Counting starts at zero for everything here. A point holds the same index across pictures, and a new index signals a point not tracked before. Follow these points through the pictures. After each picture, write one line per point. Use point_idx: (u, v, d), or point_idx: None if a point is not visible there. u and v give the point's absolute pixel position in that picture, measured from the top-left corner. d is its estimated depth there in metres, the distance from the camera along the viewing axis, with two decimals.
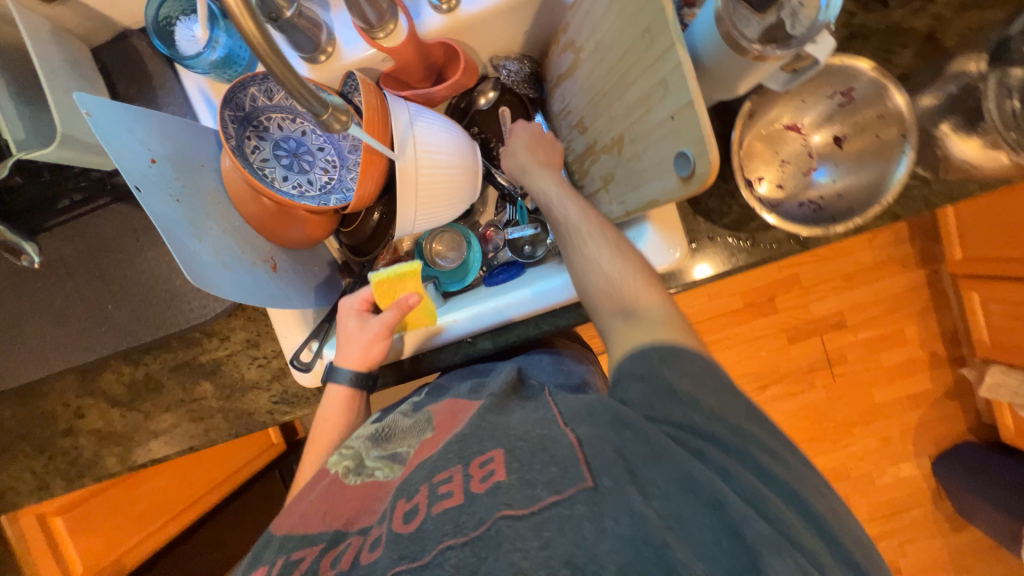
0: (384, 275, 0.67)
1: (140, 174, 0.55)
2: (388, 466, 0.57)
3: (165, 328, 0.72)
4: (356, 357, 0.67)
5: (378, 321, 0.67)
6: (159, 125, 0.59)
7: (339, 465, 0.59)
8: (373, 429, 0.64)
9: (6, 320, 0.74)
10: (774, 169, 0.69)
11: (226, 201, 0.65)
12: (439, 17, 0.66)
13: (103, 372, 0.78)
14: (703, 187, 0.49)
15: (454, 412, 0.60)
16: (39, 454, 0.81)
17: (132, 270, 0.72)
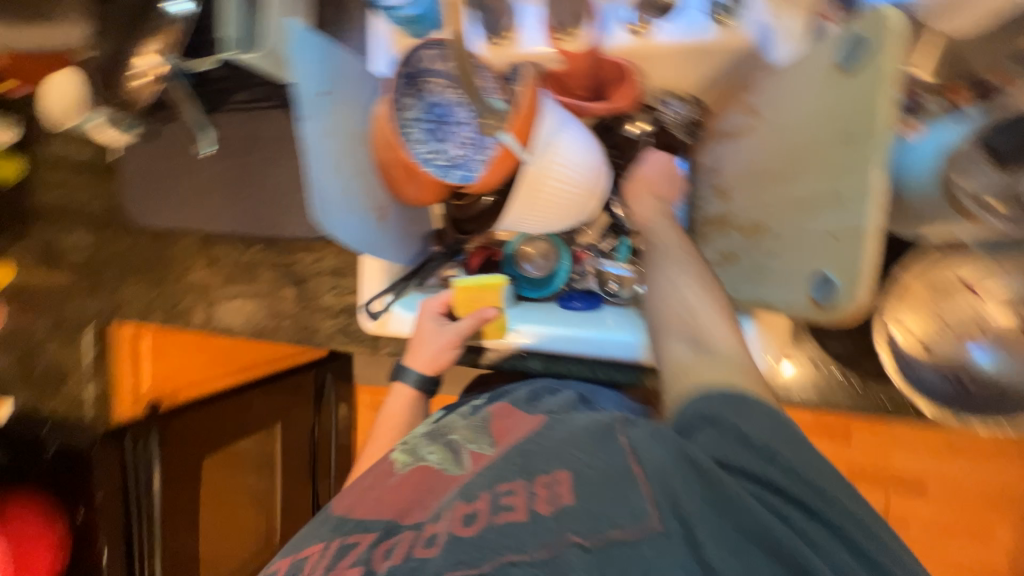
0: (468, 283, 0.69)
1: (310, 100, 0.59)
2: (444, 456, 0.60)
3: (279, 230, 0.81)
4: (426, 361, 0.72)
5: (453, 327, 0.69)
6: (336, 60, 0.64)
7: (398, 456, 0.62)
8: (430, 426, 0.67)
9: (175, 173, 0.88)
10: (926, 325, 0.56)
11: (364, 141, 0.68)
12: (630, 37, 0.68)
13: (221, 243, 0.88)
14: (839, 321, 0.45)
15: (512, 423, 0.60)
16: (154, 286, 0.94)
17: (274, 171, 0.81)
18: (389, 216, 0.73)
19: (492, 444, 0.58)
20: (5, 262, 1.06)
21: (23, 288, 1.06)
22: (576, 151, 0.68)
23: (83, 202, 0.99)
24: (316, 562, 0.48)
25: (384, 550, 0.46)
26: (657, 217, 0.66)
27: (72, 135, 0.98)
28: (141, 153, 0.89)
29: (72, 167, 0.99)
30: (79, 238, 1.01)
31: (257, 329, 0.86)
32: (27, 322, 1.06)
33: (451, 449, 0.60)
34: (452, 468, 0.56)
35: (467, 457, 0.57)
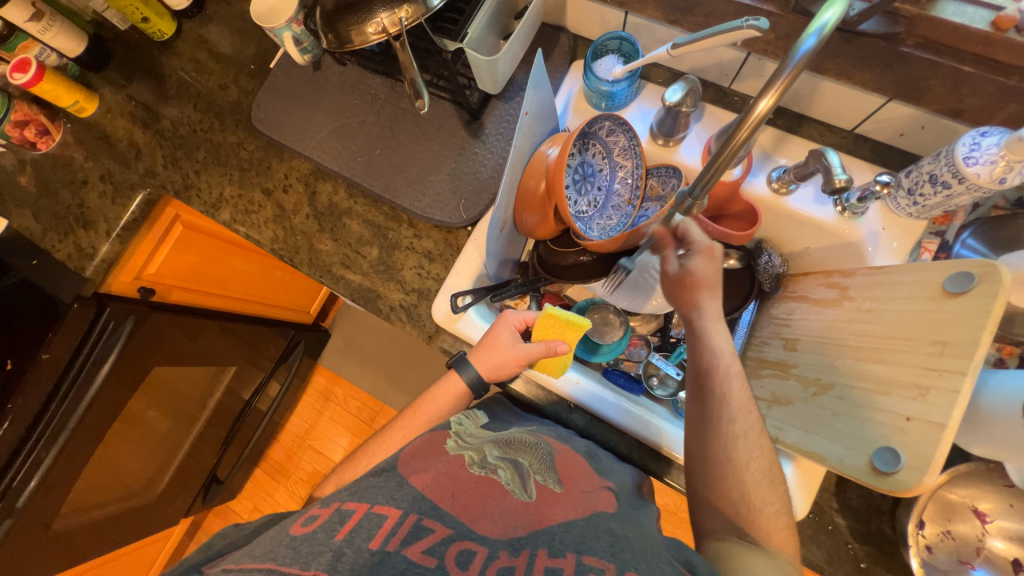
0: (558, 314, 0.75)
1: (520, 117, 0.66)
2: (508, 470, 0.68)
3: (394, 195, 0.84)
4: (488, 366, 0.75)
5: (524, 347, 0.75)
6: (544, 93, 0.72)
7: (466, 454, 0.70)
8: (493, 436, 0.75)
9: (320, 105, 0.92)
10: (936, 530, 0.62)
11: (522, 165, 0.76)
12: (766, 189, 0.75)
13: (325, 181, 0.90)
14: (898, 492, 0.53)
15: (577, 471, 0.71)
16: (236, 186, 0.92)
17: (416, 147, 0.86)
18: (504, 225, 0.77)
19: (559, 484, 0.68)
20: (94, 94, 1.02)
21: (96, 126, 1.02)
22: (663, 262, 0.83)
23: (208, 83, 1.00)
24: (392, 528, 0.57)
25: (457, 550, 0.55)
26: (717, 324, 0.69)
27: (233, 29, 1.02)
28: (297, 75, 0.94)
29: (216, 52, 1.01)
30: (181, 109, 0.99)
31: (321, 271, 0.85)
32: (79, 157, 1.00)
33: (519, 472, 0.68)
34: (520, 493, 0.64)
35: (533, 487, 0.67)
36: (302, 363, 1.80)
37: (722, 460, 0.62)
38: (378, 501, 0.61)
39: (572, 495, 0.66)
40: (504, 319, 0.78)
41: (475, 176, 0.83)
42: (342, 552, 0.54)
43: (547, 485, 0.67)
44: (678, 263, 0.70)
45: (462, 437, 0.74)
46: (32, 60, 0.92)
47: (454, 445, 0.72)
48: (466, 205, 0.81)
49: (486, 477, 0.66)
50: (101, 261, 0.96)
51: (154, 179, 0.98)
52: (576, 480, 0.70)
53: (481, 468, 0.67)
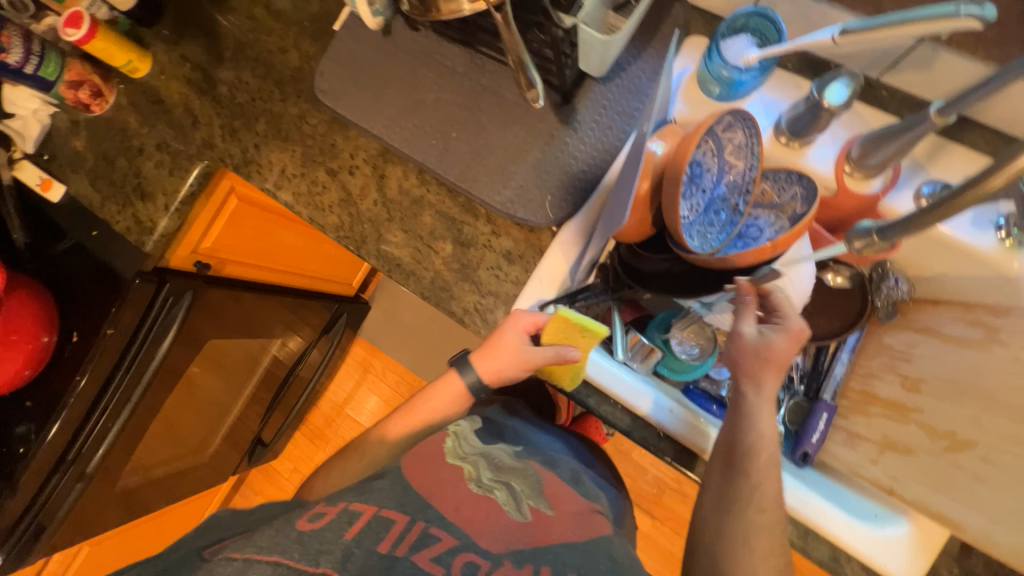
0: (571, 319, 0.65)
1: None
2: (501, 489, 0.71)
3: (472, 188, 0.77)
4: (490, 366, 0.74)
5: (530, 354, 0.69)
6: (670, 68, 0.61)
7: (463, 466, 0.72)
8: (485, 451, 0.78)
9: (389, 76, 0.83)
10: None
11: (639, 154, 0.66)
12: (911, 206, 0.64)
13: (395, 164, 0.82)
14: None
15: (566, 497, 0.74)
16: (299, 167, 0.86)
17: (496, 131, 0.78)
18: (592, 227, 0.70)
19: (552, 508, 0.70)
20: (147, 53, 0.95)
21: (150, 88, 0.95)
22: (804, 279, 0.72)
23: (266, 44, 0.91)
24: (400, 534, 0.59)
25: (463, 562, 0.57)
26: (766, 406, 0.65)
27: None
28: (365, 42, 0.85)
29: (273, 8, 0.92)
30: (238, 73, 0.91)
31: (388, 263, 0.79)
32: (134, 123, 0.95)
33: (513, 494, 0.70)
34: (516, 513, 0.67)
35: (528, 509, 0.69)
36: (343, 335, 1.80)
37: (738, 554, 0.60)
38: (386, 505, 0.63)
39: (565, 518, 0.69)
40: (511, 318, 0.71)
41: (563, 170, 0.74)
42: (350, 552, 0.56)
43: (540, 508, 0.69)
44: (758, 332, 0.65)
45: (461, 442, 0.77)
46: (83, 14, 0.85)
47: (451, 452, 0.75)
48: (553, 202, 0.74)
49: (482, 496, 0.68)
50: (160, 235, 0.91)
51: (211, 151, 0.91)
52: (567, 504, 0.72)
53: (477, 486, 0.70)
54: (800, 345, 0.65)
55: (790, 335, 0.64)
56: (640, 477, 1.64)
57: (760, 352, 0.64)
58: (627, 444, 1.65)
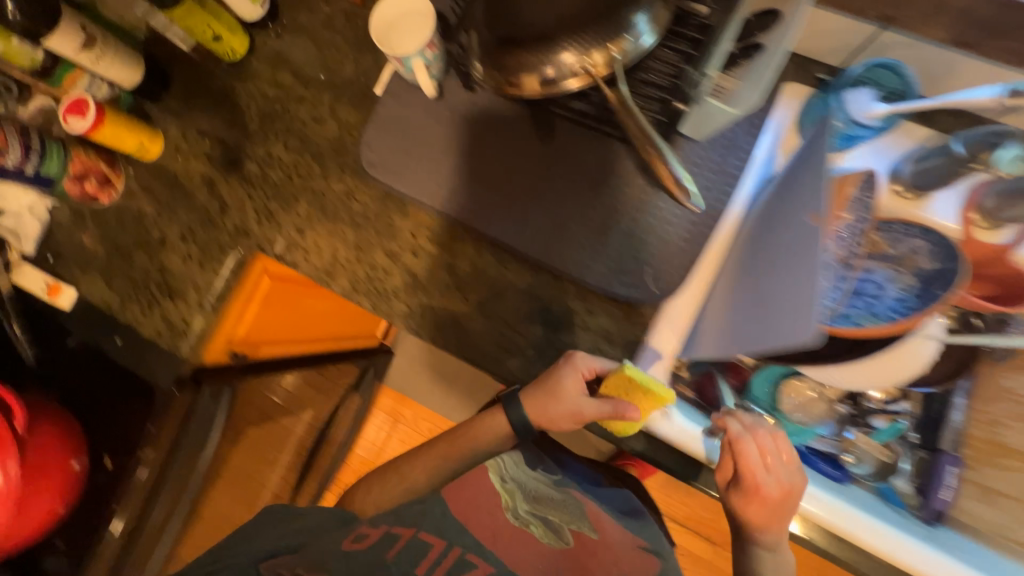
0: (638, 379, 0.60)
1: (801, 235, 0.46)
2: (543, 530, 0.71)
3: (560, 264, 0.70)
4: (540, 413, 0.68)
5: (587, 406, 0.64)
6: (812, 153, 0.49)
7: (502, 497, 0.74)
8: (530, 480, 0.78)
9: (445, 143, 0.76)
10: None
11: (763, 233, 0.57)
12: None
13: (463, 240, 0.74)
14: None
15: (606, 521, 0.74)
16: (353, 250, 0.77)
17: (577, 198, 0.71)
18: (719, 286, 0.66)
19: (594, 532, 0.72)
20: (158, 131, 0.84)
21: (165, 171, 0.85)
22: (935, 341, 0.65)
23: (299, 115, 0.82)
24: (438, 559, 0.64)
25: None
26: (769, 551, 0.66)
27: (318, 41, 0.83)
28: (415, 107, 0.77)
29: (300, 73, 0.83)
30: (269, 149, 0.82)
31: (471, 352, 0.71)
32: (151, 212, 0.84)
33: (551, 526, 0.72)
34: (555, 541, 0.70)
35: (568, 535, 0.71)
36: (371, 389, 1.70)
37: None
38: (424, 529, 0.68)
39: (608, 546, 0.70)
40: (571, 363, 0.64)
41: (662, 238, 0.68)
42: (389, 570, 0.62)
43: (582, 532, 0.71)
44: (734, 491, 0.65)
45: (505, 469, 0.77)
46: (86, 99, 0.74)
47: (496, 478, 0.76)
48: (654, 275, 0.67)
49: (518, 529, 0.70)
50: (193, 337, 0.81)
51: (246, 237, 0.81)
52: (608, 529, 0.73)
53: (517, 519, 0.72)
54: (786, 503, 0.63)
55: (770, 498, 0.63)
56: (697, 506, 1.58)
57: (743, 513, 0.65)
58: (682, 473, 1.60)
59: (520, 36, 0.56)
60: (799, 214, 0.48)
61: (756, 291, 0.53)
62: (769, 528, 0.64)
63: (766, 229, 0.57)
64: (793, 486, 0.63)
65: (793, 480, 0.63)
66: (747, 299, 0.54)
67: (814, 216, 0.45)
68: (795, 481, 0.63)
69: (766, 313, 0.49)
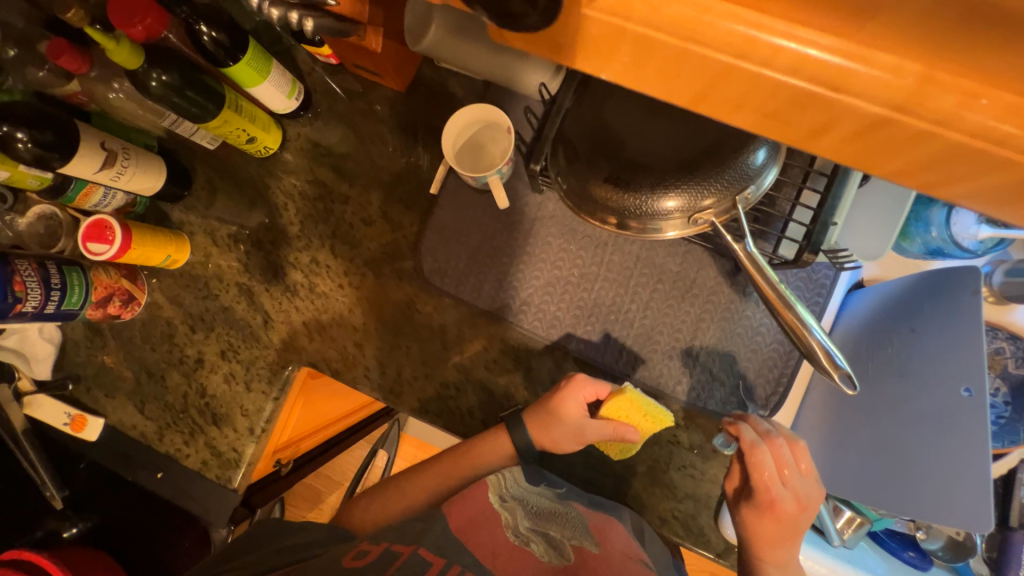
0: (639, 401, 0.62)
1: (946, 410, 0.46)
2: (546, 548, 0.55)
3: (647, 380, 0.68)
4: (546, 441, 0.65)
5: (589, 430, 0.63)
6: (948, 319, 0.48)
7: (503, 513, 0.58)
8: (531, 496, 0.63)
9: (513, 249, 0.71)
10: None
11: (874, 368, 0.55)
12: None
13: (540, 352, 0.71)
14: None
15: (614, 533, 0.59)
16: (419, 366, 0.72)
17: (660, 309, 0.68)
18: (809, 399, 0.65)
19: (598, 545, 0.56)
20: (184, 236, 0.76)
21: (195, 280, 0.77)
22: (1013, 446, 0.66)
23: (344, 215, 0.75)
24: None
25: None
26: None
27: (360, 134, 0.76)
28: (475, 208, 0.72)
29: (343, 170, 0.76)
30: (314, 254, 0.75)
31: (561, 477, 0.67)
32: (183, 327, 0.77)
33: (552, 543, 0.56)
34: (557, 560, 0.53)
35: (571, 549, 0.55)
36: None
37: None
38: (426, 545, 0.50)
39: (614, 560, 0.55)
40: (576, 385, 0.63)
41: (754, 349, 0.66)
42: None
43: (584, 547, 0.56)
44: (747, 487, 0.57)
45: (507, 485, 0.63)
46: (108, 220, 0.65)
47: (496, 487, 0.62)
48: (747, 390, 0.66)
49: (519, 548, 0.53)
50: (245, 465, 0.74)
51: (296, 353, 0.74)
52: (613, 541, 0.58)
53: (516, 537, 0.55)
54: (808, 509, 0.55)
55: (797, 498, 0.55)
56: None
57: (766, 520, 0.55)
58: None
59: (627, 175, 0.51)
60: (939, 376, 0.47)
61: (873, 433, 0.53)
62: (781, 550, 0.55)
63: (870, 358, 0.56)
64: (810, 499, 0.55)
65: (810, 493, 0.55)
66: (864, 439, 0.54)
67: (970, 391, 0.44)
68: (815, 495, 0.56)
69: (898, 469, 0.49)
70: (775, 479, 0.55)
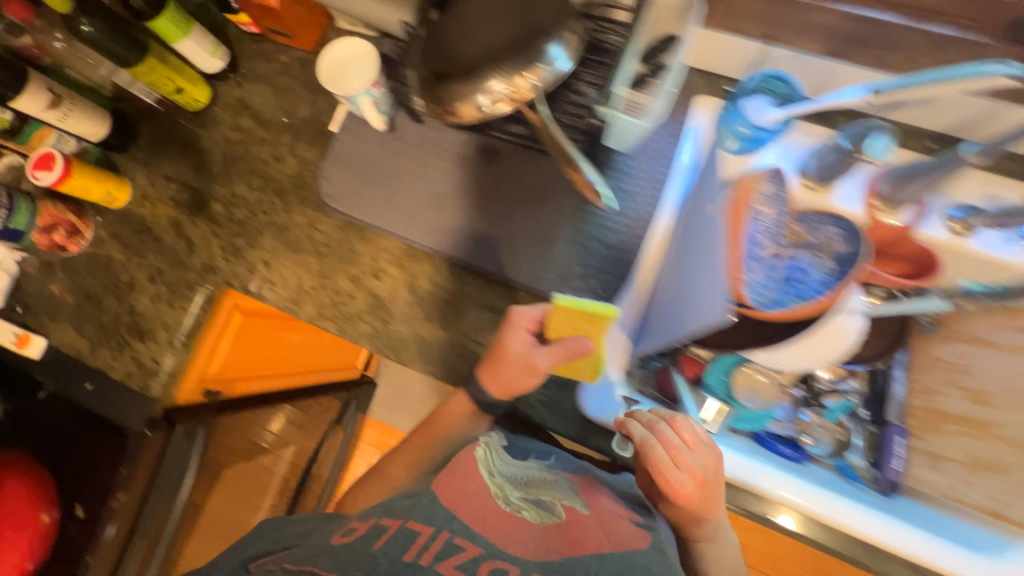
0: (573, 305, 0.60)
1: None
2: (534, 510, 0.60)
3: (511, 273, 0.74)
4: (498, 386, 0.69)
5: (543, 354, 0.66)
6: None
7: (491, 486, 0.63)
8: (518, 471, 0.68)
9: (396, 170, 0.81)
10: None
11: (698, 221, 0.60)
12: (945, 233, 0.66)
13: (422, 260, 0.79)
14: None
15: (599, 492, 0.65)
16: (317, 276, 0.80)
17: (523, 211, 0.76)
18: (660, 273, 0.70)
19: (586, 506, 0.62)
20: (125, 180, 0.88)
21: (133, 217, 0.88)
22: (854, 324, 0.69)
23: (260, 154, 0.87)
24: (424, 544, 0.52)
25: (489, 571, 0.49)
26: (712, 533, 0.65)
27: (278, 88, 0.89)
28: (367, 138, 0.82)
29: (262, 117, 0.88)
30: (232, 188, 0.86)
31: (487, 406, 0.72)
32: (119, 256, 0.87)
33: (542, 505, 0.61)
34: (549, 518, 0.58)
35: (561, 507, 0.61)
36: (354, 423, 1.65)
37: None
38: (413, 518, 0.56)
39: (600, 512, 0.60)
40: (511, 324, 0.68)
41: (603, 241, 0.73)
42: (376, 562, 0.49)
43: (573, 506, 0.61)
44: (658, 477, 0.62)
45: (493, 458, 0.68)
46: (54, 154, 0.78)
47: (483, 459, 0.67)
48: (600, 280, 0.72)
49: (509, 514, 0.58)
50: (165, 375, 0.82)
51: (213, 274, 0.84)
52: (598, 499, 0.64)
53: (506, 503, 0.60)
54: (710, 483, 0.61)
55: (693, 473, 0.60)
56: None
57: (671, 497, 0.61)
58: None
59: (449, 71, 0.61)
60: None
61: (694, 273, 0.57)
62: (703, 523, 0.63)
63: (697, 215, 0.62)
64: (706, 470, 0.61)
65: (704, 466, 0.61)
66: (689, 282, 0.58)
67: None
68: (710, 465, 0.61)
69: (702, 294, 0.54)
70: (662, 459, 0.61)
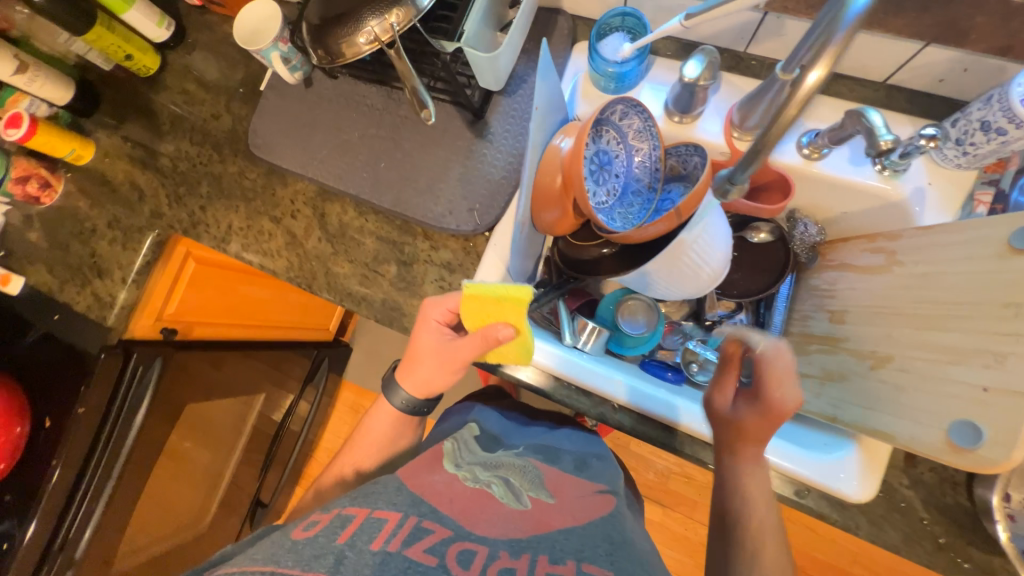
0: (481, 292, 0.62)
1: None
2: (503, 489, 0.61)
3: (407, 208, 0.82)
4: (418, 386, 0.74)
5: (453, 344, 0.69)
6: None
7: (460, 472, 0.63)
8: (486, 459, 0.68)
9: (312, 120, 0.89)
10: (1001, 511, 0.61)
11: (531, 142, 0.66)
12: (797, 158, 0.71)
13: (335, 201, 0.87)
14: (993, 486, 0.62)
15: (566, 483, 0.65)
16: (244, 217, 0.90)
17: (420, 153, 0.83)
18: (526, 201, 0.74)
19: (552, 496, 0.61)
20: (89, 139, 1.00)
21: (97, 172, 1.00)
22: (717, 238, 0.68)
23: (200, 113, 0.97)
24: (392, 530, 0.50)
25: (458, 551, 0.49)
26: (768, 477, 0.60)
27: (219, 54, 0.99)
28: (289, 93, 0.91)
29: (205, 81, 0.99)
30: (177, 144, 0.97)
31: (414, 409, 0.77)
32: (84, 207, 0.99)
33: (511, 487, 0.61)
34: (513, 502, 0.58)
35: (528, 497, 0.60)
36: (329, 383, 1.77)
37: None
38: (378, 506, 0.53)
39: (566, 502, 0.61)
40: (424, 323, 0.71)
41: (485, 177, 0.80)
42: (344, 555, 0.47)
43: (539, 498, 0.60)
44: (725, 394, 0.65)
45: (462, 454, 0.68)
46: (22, 113, 0.90)
47: (451, 458, 0.66)
48: (482, 212, 0.79)
49: (479, 490, 0.59)
50: (120, 307, 0.95)
51: (161, 220, 0.96)
52: (567, 490, 0.64)
53: (475, 482, 0.61)
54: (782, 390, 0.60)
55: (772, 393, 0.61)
56: (645, 469, 1.58)
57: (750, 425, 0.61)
58: (625, 439, 1.59)
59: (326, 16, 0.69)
60: None
61: None
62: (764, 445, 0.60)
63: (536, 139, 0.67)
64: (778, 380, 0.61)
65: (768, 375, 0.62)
66: None
67: None
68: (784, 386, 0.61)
69: None
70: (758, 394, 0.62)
